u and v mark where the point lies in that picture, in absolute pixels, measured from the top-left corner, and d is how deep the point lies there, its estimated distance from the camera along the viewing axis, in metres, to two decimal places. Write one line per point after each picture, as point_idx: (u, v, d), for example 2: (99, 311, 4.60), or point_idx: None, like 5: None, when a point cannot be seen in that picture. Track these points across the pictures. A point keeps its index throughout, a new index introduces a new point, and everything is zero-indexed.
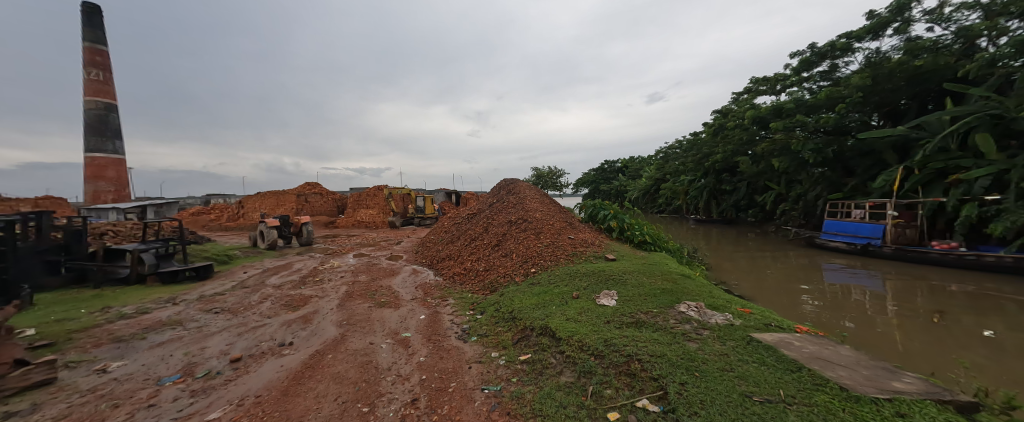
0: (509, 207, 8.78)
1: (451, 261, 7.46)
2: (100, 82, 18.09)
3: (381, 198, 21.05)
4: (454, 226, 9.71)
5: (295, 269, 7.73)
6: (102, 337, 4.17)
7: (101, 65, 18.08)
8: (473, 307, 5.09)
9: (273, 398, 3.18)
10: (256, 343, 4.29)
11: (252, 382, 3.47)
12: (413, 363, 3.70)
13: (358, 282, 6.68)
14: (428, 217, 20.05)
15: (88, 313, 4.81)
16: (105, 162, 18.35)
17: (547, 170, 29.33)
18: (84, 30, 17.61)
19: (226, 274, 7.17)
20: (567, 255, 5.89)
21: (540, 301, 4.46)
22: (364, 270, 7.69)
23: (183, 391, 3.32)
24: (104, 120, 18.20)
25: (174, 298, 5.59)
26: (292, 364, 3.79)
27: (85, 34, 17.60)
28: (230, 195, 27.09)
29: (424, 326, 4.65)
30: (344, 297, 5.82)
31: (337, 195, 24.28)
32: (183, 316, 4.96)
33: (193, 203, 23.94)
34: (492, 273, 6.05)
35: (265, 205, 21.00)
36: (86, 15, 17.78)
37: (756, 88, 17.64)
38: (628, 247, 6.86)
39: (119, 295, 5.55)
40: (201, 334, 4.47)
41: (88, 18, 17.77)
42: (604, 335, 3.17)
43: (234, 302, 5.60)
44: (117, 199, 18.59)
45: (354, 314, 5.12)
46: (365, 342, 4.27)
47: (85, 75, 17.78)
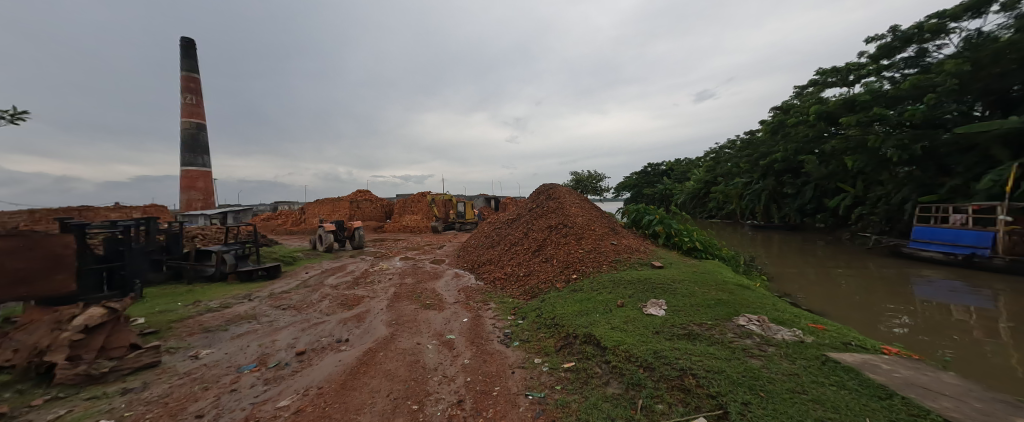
0: (548, 212, 8.75)
1: (492, 265, 7.59)
2: (194, 105, 20.94)
3: (425, 204, 22.04)
4: (494, 231, 9.88)
5: (349, 271, 8.32)
6: (193, 327, 4.78)
7: (195, 90, 20.97)
8: (514, 312, 5.11)
9: (333, 391, 3.42)
10: (317, 338, 4.67)
11: (315, 374, 3.78)
12: (458, 365, 3.80)
13: (405, 284, 7.03)
14: (468, 222, 20.63)
15: (182, 305, 5.55)
16: (196, 174, 21.15)
17: (586, 174, 28.69)
18: (182, 62, 20.56)
19: (292, 274, 7.90)
20: (610, 262, 5.73)
21: (583, 308, 4.37)
22: (410, 273, 8.07)
23: (258, 379, 3.70)
24: (196, 138, 21.02)
25: (249, 295, 6.26)
26: (349, 360, 4.08)
27: (183, 65, 20.55)
28: (294, 203, 29.87)
29: (467, 329, 4.76)
30: (392, 299, 6.15)
31: (384, 201, 25.77)
32: (257, 311, 5.54)
33: (263, 210, 26.74)
34: (532, 279, 6.05)
35: (322, 211, 22.88)
36: (184, 49, 20.75)
37: (825, 79, 15.99)
38: (677, 254, 6.51)
39: (206, 291, 6.35)
40: (271, 328, 4.96)
41: (186, 51, 20.70)
42: (654, 346, 3.04)
43: (299, 299, 6.15)
44: (204, 207, 21.29)
45: (402, 314, 5.38)
46: (412, 342, 4.47)
47: (183, 100, 20.72)
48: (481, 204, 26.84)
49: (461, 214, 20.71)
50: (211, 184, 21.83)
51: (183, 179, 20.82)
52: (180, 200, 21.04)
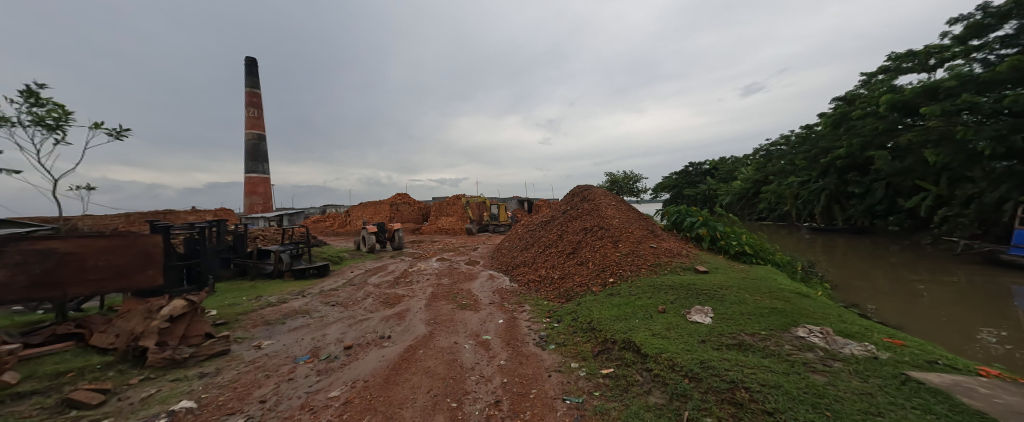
0: (583, 214, 8.62)
1: (526, 267, 7.63)
2: (256, 118, 23.10)
3: (460, 206, 22.58)
4: (528, 232, 9.91)
5: (390, 271, 8.73)
6: (256, 320, 5.26)
7: (257, 105, 23.15)
8: (549, 315, 5.08)
9: (378, 384, 3.61)
10: (363, 334, 4.95)
11: (361, 368, 4.01)
12: (494, 365, 3.85)
13: (442, 284, 7.25)
14: (502, 224, 20.80)
15: (247, 300, 6.13)
16: (257, 180, 23.28)
17: (622, 175, 27.67)
18: (247, 79, 22.78)
19: (339, 273, 8.44)
20: (648, 266, 5.52)
21: (621, 313, 4.24)
22: (446, 273, 8.29)
23: (312, 369, 3.99)
24: (257, 148, 23.16)
25: (303, 291, 6.77)
26: (391, 356, 4.28)
27: (248, 82, 22.77)
28: (340, 206, 31.87)
29: (502, 330, 4.81)
30: (430, 298, 6.36)
31: (422, 204, 26.71)
32: (309, 306, 5.98)
33: (313, 213, 28.81)
34: (567, 282, 5.98)
35: (365, 214, 24.20)
36: (249, 67, 23.00)
37: (898, 65, 14.31)
38: (723, 258, 6.12)
39: (266, 287, 6.96)
40: (322, 323, 5.33)
41: (250, 69, 22.93)
42: (699, 355, 2.89)
43: (346, 297, 6.55)
44: (264, 210, 23.37)
45: (440, 314, 5.55)
46: (450, 341, 4.59)
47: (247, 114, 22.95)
48: (514, 207, 27.04)
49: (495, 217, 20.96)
50: (270, 189, 23.94)
51: (247, 185, 23.03)
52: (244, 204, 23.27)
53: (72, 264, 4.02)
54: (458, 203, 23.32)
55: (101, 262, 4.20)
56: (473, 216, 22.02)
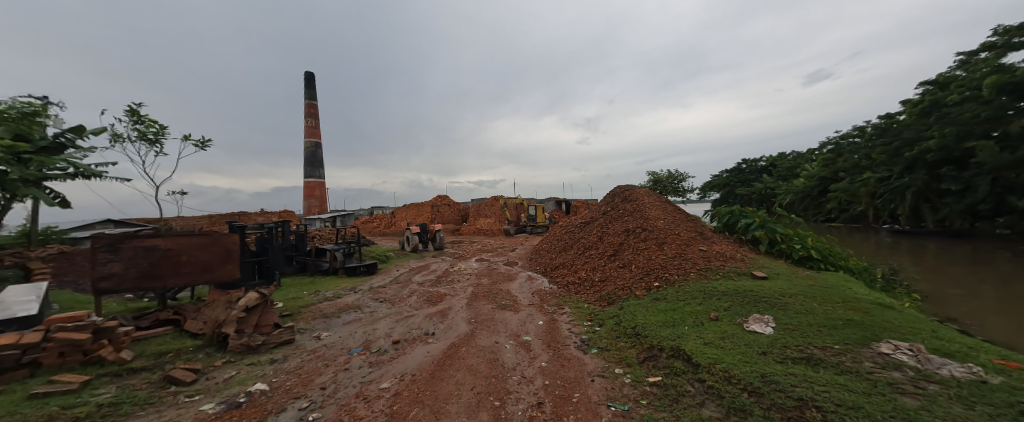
0: (625, 215, 8.34)
1: (565, 269, 7.55)
2: (314, 127, 25.20)
3: (499, 207, 22.89)
4: (567, 234, 9.79)
5: (432, 270, 9.08)
6: (316, 313, 5.74)
7: (315, 115, 25.24)
8: (591, 318, 4.98)
9: (424, 378, 3.77)
10: (409, 330, 5.20)
11: (408, 362, 4.22)
12: (535, 367, 3.85)
13: (482, 284, 7.39)
14: (540, 225, 20.73)
15: (307, 294, 6.70)
16: (314, 184, 25.35)
17: (666, 174, 25.99)
18: (306, 92, 24.94)
19: (386, 271, 8.94)
20: (697, 270, 5.21)
21: (669, 319, 4.05)
22: (486, 274, 8.44)
23: (365, 361, 4.27)
24: (314, 155, 25.23)
25: (354, 288, 7.26)
26: (436, 352, 4.45)
27: (307, 95, 24.92)
28: (386, 208, 33.72)
29: (542, 332, 4.80)
30: (471, 297, 6.51)
31: (461, 205, 27.45)
32: (360, 302, 6.40)
33: (362, 214, 30.79)
34: (609, 285, 5.81)
35: (409, 215, 25.40)
36: (308, 81, 25.17)
37: (1008, 40, 12.19)
38: (785, 263, 5.60)
39: (323, 283, 7.56)
40: (373, 317, 5.67)
41: (309, 83, 25.05)
42: (760, 368, 2.68)
43: (393, 294, 6.92)
44: (320, 211, 25.40)
45: (480, 313, 5.66)
46: (491, 340, 4.67)
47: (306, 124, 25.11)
48: (552, 208, 26.93)
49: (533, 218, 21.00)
50: (325, 193, 25.98)
51: (305, 188, 25.19)
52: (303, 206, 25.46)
53: (170, 259, 4.65)
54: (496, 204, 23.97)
55: (192, 258, 4.81)
56: (511, 216, 22.27)
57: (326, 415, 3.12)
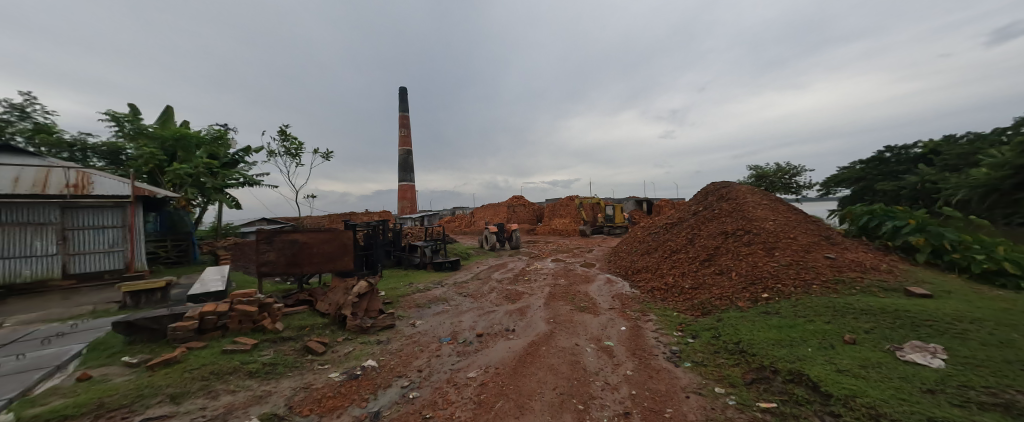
0: (722, 216, 7.44)
1: (648, 273, 7.07)
2: (406, 137, 28.30)
3: (574, 207, 22.67)
4: (649, 235, 9.18)
5: (509, 268, 9.39)
6: (411, 302, 6.43)
7: (407, 126, 28.36)
8: (682, 328, 4.56)
9: (508, 373, 3.91)
10: (491, 324, 5.46)
11: (492, 355, 4.43)
12: (620, 374, 3.68)
13: (559, 285, 7.36)
14: (618, 226, 19.84)
15: (403, 285, 7.56)
16: (406, 187, 28.46)
17: (775, 169, 19.85)
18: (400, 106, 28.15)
19: (467, 268, 9.55)
20: (820, 282, 4.38)
21: (784, 337, 3.48)
22: (562, 274, 8.39)
23: (453, 350, 4.62)
24: (407, 161, 28.33)
25: (441, 282, 7.93)
26: (516, 348, 4.57)
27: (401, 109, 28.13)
28: (465, 208, 36.07)
29: (625, 338, 4.56)
30: (549, 297, 6.54)
31: (535, 205, 27.85)
32: (447, 295, 6.96)
33: (445, 214, 33.44)
34: (702, 293, 5.26)
35: (486, 215, 26.75)
36: (402, 96, 28.39)
37: None
38: (957, 279, 4.33)
39: (415, 276, 8.43)
40: (458, 310, 6.10)
41: (402, 97, 28.25)
42: (924, 410, 2.12)
43: (475, 289, 7.36)
44: (410, 212, 28.39)
45: (559, 314, 5.65)
46: (571, 342, 4.61)
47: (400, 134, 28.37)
48: (632, 208, 25.93)
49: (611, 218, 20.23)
50: (415, 195, 28.93)
51: (399, 191, 28.44)
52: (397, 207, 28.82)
53: (306, 251, 5.70)
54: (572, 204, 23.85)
55: (320, 250, 5.81)
56: (587, 217, 21.74)
57: (423, 395, 3.47)
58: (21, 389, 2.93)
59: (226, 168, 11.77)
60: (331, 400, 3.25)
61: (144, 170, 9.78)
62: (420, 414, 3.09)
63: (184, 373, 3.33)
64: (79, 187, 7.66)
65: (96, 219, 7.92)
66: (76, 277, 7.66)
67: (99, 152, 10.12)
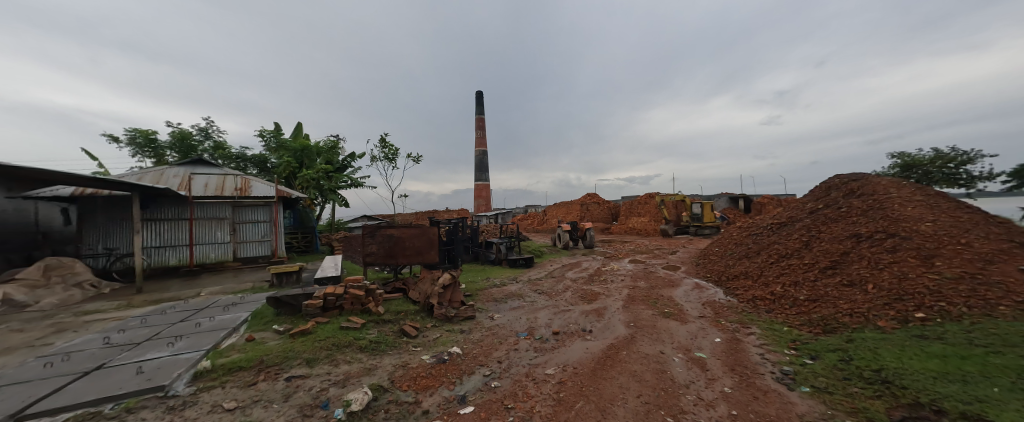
0: (851, 217, 6.13)
1: (749, 280, 6.21)
2: (482, 138, 29.79)
3: (654, 205, 21.47)
4: (748, 237, 8.05)
5: (584, 268, 9.20)
6: (489, 296, 6.75)
7: (483, 128, 29.83)
8: (795, 346, 3.89)
9: (587, 374, 3.82)
10: (567, 323, 5.42)
11: (569, 354, 4.38)
12: (716, 391, 3.30)
13: (639, 287, 6.95)
14: (706, 226, 17.90)
15: (481, 279, 7.98)
16: (481, 187, 29.98)
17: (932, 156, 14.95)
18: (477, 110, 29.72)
19: (541, 265, 9.66)
20: (1011, 305, 3.33)
21: (952, 371, 2.72)
22: (642, 276, 7.91)
23: (531, 345, 4.71)
24: (482, 162, 29.82)
25: (516, 278, 8.17)
26: (594, 350, 4.44)
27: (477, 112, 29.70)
28: (537, 207, 36.46)
29: (720, 351, 4.07)
30: (627, 300, 6.23)
31: (610, 204, 26.78)
32: (522, 291, 7.13)
33: (518, 212, 34.27)
34: (823, 307, 4.43)
35: (559, 213, 26.65)
36: (478, 100, 29.95)
37: None
38: None
39: (491, 271, 8.84)
40: (533, 307, 6.21)
41: (478, 101, 29.78)
42: None
43: (549, 287, 7.40)
44: (485, 210, 29.83)
45: (641, 318, 5.33)
46: (655, 349, 4.29)
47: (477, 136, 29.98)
48: (724, 206, 23.35)
49: (698, 217, 18.25)
50: (490, 193, 30.28)
51: (475, 190, 30.12)
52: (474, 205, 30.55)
53: (401, 244, 6.41)
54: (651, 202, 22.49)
55: (412, 244, 6.47)
56: (670, 216, 20.32)
57: (504, 386, 3.61)
58: (213, 342, 3.90)
59: (339, 172, 13.93)
60: (423, 379, 3.60)
61: (281, 175, 12.23)
62: (503, 404, 3.22)
63: (315, 342, 4.04)
64: (241, 190, 9.84)
65: (253, 214, 10.04)
66: (241, 260, 9.86)
67: (254, 162, 12.82)
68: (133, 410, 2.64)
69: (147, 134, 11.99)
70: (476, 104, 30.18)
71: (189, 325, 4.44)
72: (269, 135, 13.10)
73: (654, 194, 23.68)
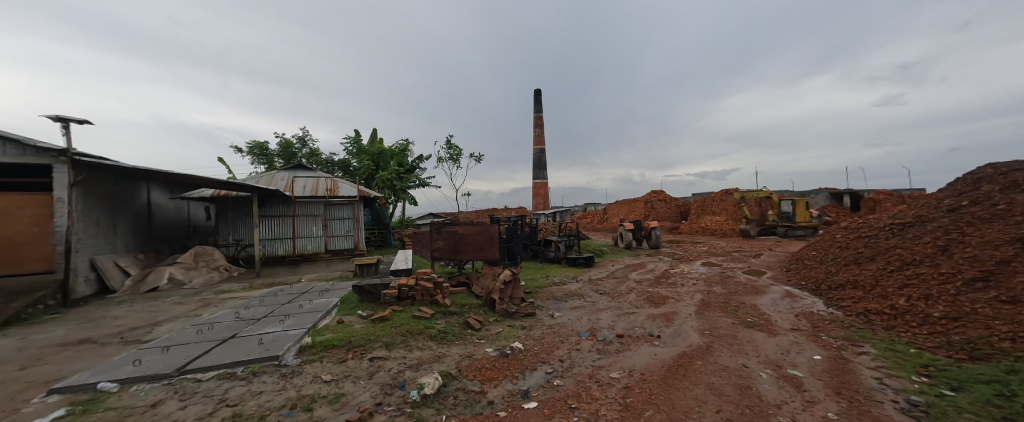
0: (1013, 217, 4.82)
1: (859, 291, 5.26)
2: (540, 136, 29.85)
3: (733, 203, 19.40)
4: (857, 240, 6.81)
5: (649, 269, 8.68)
6: (549, 294, 6.75)
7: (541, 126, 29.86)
8: (928, 372, 3.19)
9: (657, 381, 3.58)
10: (632, 326, 5.15)
11: (636, 359, 4.16)
12: (815, 415, 2.85)
13: (715, 293, 6.32)
14: (800, 226, 15.61)
15: (540, 277, 8.02)
16: (538, 185, 30.04)
17: None
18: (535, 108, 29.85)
19: (601, 265, 9.36)
20: None
21: None
22: (717, 281, 7.19)
23: (593, 346, 4.58)
24: (540, 160, 29.86)
25: (576, 277, 8.03)
26: (664, 357, 4.16)
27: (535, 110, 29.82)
28: (596, 205, 35.39)
29: (821, 370, 3.51)
30: (701, 306, 5.72)
31: (679, 201, 24.85)
32: (583, 291, 6.98)
33: (576, 211, 33.66)
34: (969, 328, 3.56)
35: (620, 211, 25.46)
36: (536, 98, 30.03)
37: None
38: None
39: (550, 269, 8.83)
40: (595, 307, 6.03)
41: (536, 99, 29.89)
42: None
43: (611, 288, 7.13)
44: (544, 208, 29.93)
45: (718, 326, 4.85)
46: (737, 361, 3.86)
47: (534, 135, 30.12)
48: (824, 202, 20.27)
49: (788, 215, 15.87)
50: (548, 191, 30.26)
51: (533, 188, 30.35)
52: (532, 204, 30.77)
53: (464, 241, 6.72)
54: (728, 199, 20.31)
55: (474, 241, 6.73)
56: (751, 215, 18.21)
57: (567, 385, 3.56)
58: (312, 322, 4.52)
59: (409, 173, 15.11)
60: (488, 371, 3.73)
61: (360, 177, 13.67)
62: (566, 403, 3.18)
63: (392, 328, 4.44)
64: (330, 190, 11.22)
65: (339, 211, 11.37)
66: (331, 252, 11.27)
67: (340, 166, 14.55)
68: (257, 373, 3.18)
69: (262, 145, 14.38)
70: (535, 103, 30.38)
71: (294, 306, 5.22)
72: (350, 142, 14.72)
73: (731, 190, 21.34)
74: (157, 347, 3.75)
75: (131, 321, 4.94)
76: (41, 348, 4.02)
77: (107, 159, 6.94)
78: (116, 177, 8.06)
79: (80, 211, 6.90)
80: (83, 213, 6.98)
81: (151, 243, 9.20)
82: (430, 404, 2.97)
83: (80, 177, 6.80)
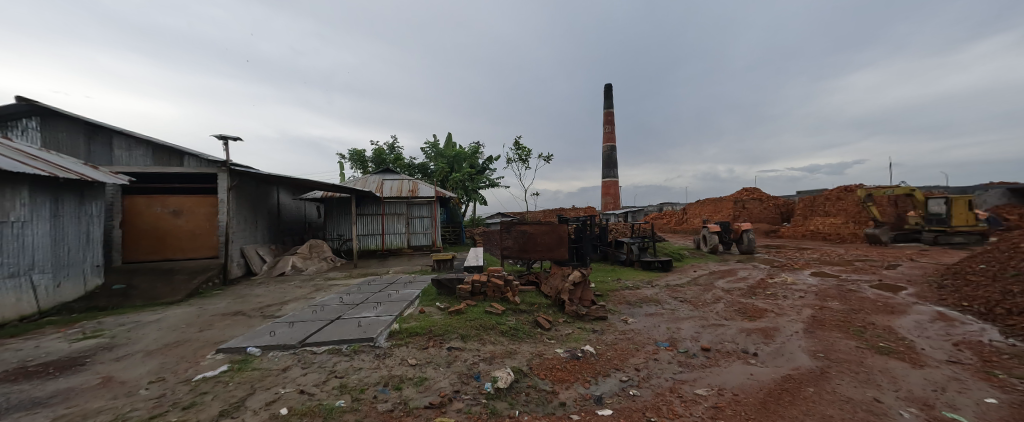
0: None
1: None
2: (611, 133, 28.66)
3: (855, 202, 16.05)
4: None
5: (741, 277, 7.66)
6: (621, 298, 6.42)
7: (612, 123, 28.68)
8: None
9: (754, 405, 3.14)
10: (720, 340, 4.61)
11: (727, 377, 3.70)
12: None
13: (830, 310, 5.29)
14: (960, 233, 12.15)
15: (612, 280, 7.67)
16: (608, 183, 28.85)
17: None
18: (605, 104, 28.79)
19: (681, 270, 8.57)
20: None
21: None
22: (833, 295, 6.03)
23: (674, 358, 4.20)
24: (611, 157, 28.63)
25: (651, 282, 7.49)
26: (763, 378, 3.61)
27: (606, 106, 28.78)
28: (674, 205, 32.65)
29: (997, 418, 2.68)
30: (811, 323, 4.85)
31: (779, 201, 21.48)
32: (660, 297, 6.48)
33: (650, 211, 31.53)
34: None
35: (703, 212, 23.08)
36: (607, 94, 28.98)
37: None
38: None
39: (622, 272, 8.38)
40: (674, 316, 5.55)
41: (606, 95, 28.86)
42: None
43: (693, 295, 6.50)
44: (614, 207, 28.67)
45: (835, 349, 4.06)
46: (864, 394, 3.17)
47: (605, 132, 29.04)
48: (997, 202, 15.57)
49: (942, 218, 12.46)
50: (618, 190, 28.90)
51: (603, 187, 29.30)
52: (601, 204, 29.73)
53: (533, 240, 6.78)
54: (848, 198, 16.84)
55: (543, 241, 6.74)
56: (882, 217, 14.85)
57: (644, 396, 3.34)
58: (399, 310, 5.02)
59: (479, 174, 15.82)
60: (559, 372, 3.69)
61: (436, 178, 14.72)
62: (644, 415, 2.98)
63: (468, 321, 4.70)
64: (411, 191, 12.37)
65: (419, 211, 12.45)
66: (412, 247, 12.39)
67: (419, 169, 15.93)
68: (358, 351, 3.65)
69: (359, 152, 16.49)
70: (605, 98, 29.30)
71: (384, 295, 5.85)
72: (429, 146, 15.96)
73: (852, 188, 17.71)
74: (285, 321, 4.55)
75: (266, 299, 6.09)
76: (211, 316, 5.20)
77: (250, 168, 8.65)
78: (256, 182, 10.02)
79: (234, 210, 8.73)
80: (236, 211, 8.82)
81: (279, 236, 11.23)
82: (504, 398, 3.05)
83: (234, 182, 8.60)
